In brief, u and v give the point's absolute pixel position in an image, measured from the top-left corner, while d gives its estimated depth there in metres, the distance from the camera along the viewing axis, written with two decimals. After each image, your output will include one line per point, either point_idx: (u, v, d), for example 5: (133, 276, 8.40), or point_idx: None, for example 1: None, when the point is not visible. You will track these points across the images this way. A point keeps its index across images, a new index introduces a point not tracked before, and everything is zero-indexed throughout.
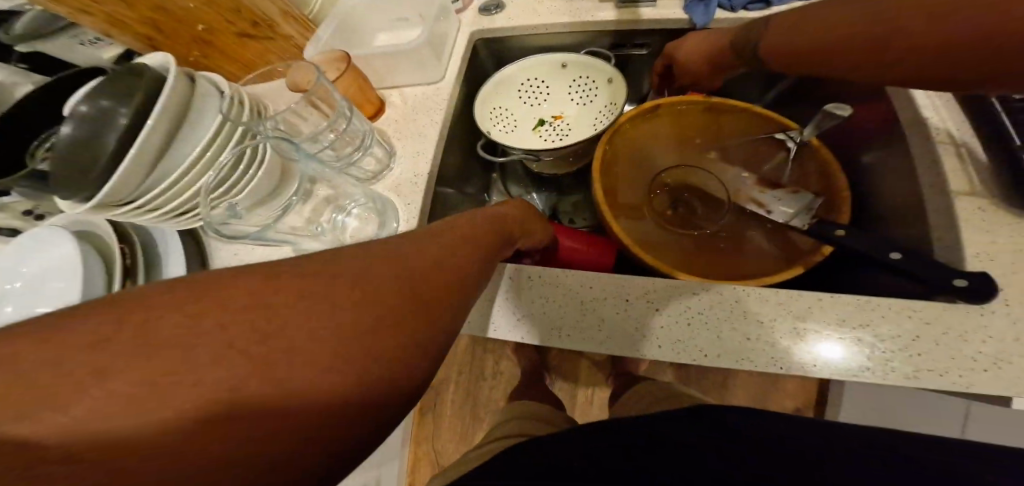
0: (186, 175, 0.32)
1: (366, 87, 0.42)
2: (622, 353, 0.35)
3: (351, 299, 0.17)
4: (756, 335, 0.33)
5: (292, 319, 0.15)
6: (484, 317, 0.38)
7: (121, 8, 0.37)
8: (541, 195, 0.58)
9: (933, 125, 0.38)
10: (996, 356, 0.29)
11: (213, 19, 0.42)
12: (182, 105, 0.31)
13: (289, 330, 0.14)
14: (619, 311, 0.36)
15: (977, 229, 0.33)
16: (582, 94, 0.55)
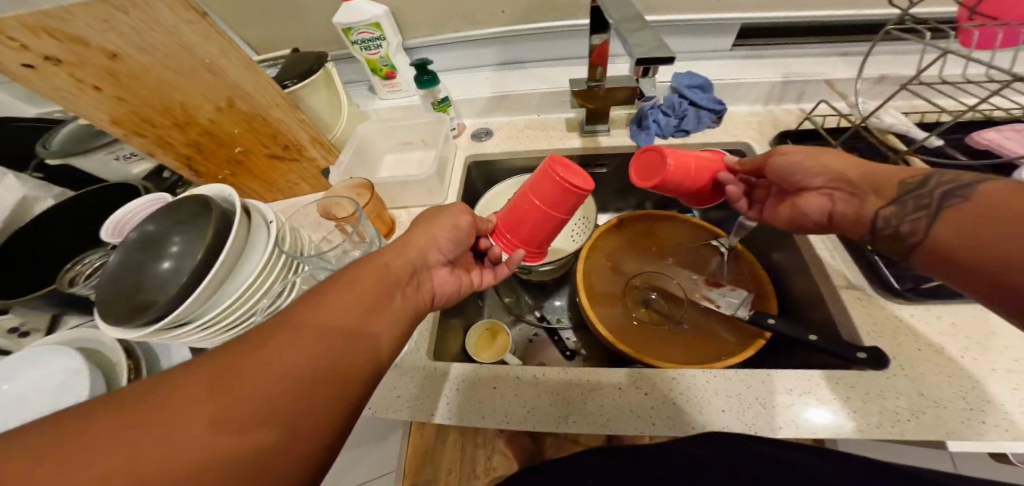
0: (240, 301, 0.38)
1: (383, 212, 0.53)
2: (619, 430, 0.41)
3: (302, 374, 0.23)
4: (727, 406, 0.40)
5: (224, 406, 0.20)
6: (498, 412, 0.43)
7: (172, 132, 0.49)
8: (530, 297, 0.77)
9: (813, 233, 0.52)
10: (912, 407, 0.37)
11: (250, 143, 0.54)
12: (244, 240, 0.38)
13: (221, 413, 0.19)
14: (611, 393, 0.42)
15: (858, 307, 0.45)
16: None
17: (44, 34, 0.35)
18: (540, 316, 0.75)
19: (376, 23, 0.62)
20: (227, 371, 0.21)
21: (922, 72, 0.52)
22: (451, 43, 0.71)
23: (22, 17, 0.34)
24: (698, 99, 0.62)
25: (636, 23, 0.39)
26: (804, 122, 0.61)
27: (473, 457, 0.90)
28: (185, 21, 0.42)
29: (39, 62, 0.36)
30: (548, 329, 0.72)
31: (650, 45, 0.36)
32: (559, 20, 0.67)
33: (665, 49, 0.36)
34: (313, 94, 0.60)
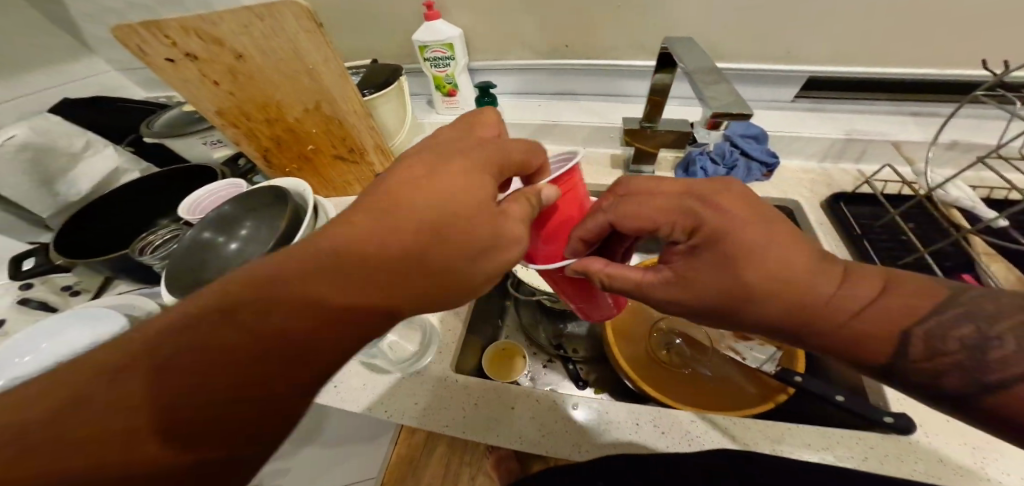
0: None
1: None
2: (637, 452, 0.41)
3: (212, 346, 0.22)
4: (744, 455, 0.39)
5: (156, 382, 0.21)
6: (513, 431, 0.44)
7: (263, 125, 0.57)
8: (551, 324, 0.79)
9: None
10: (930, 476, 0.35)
11: (321, 143, 0.61)
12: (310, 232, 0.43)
13: (139, 389, 0.21)
14: (628, 425, 0.43)
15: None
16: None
17: (191, 35, 0.44)
18: (559, 341, 0.76)
19: (449, 44, 0.68)
20: (173, 350, 0.22)
21: (999, 145, 0.49)
22: (512, 69, 0.76)
23: (178, 21, 0.42)
24: (749, 150, 0.63)
25: (711, 73, 0.38)
26: (862, 184, 0.60)
27: (458, 475, 0.85)
28: (302, 31, 0.45)
29: (181, 57, 0.45)
30: (564, 358, 0.73)
31: (727, 99, 0.35)
32: (617, 58, 0.70)
33: (741, 106, 0.35)
34: (384, 107, 0.66)
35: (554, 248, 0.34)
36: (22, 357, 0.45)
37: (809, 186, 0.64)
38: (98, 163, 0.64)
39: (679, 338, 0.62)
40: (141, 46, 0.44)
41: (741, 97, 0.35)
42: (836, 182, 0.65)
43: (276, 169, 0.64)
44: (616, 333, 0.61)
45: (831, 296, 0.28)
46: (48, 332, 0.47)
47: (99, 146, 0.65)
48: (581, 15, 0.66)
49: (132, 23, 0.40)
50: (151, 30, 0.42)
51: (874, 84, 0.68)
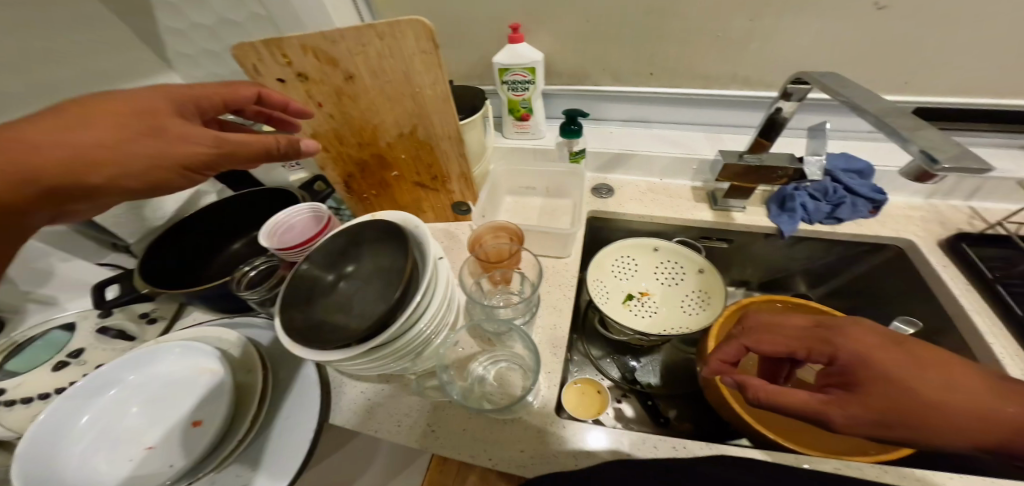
0: (417, 328, 0.40)
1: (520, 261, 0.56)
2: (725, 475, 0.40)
3: (929, 388, 0.27)
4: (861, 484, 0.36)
5: (926, 385, 0.27)
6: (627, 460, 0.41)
7: (353, 149, 0.54)
8: (618, 359, 0.71)
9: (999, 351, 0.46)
10: None
11: (405, 171, 0.59)
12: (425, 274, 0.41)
13: (920, 384, 0.27)
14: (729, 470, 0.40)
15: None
16: (670, 279, 0.69)
17: (308, 53, 0.42)
18: (631, 378, 0.68)
19: (532, 68, 0.66)
20: (906, 385, 0.27)
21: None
22: (588, 94, 0.74)
23: (300, 39, 0.41)
24: (855, 186, 0.59)
25: (907, 119, 0.34)
26: (992, 227, 0.55)
27: None
28: (419, 53, 0.43)
29: (291, 76, 0.43)
30: (640, 393, 0.65)
31: (950, 149, 0.30)
32: (706, 87, 0.67)
33: (970, 156, 0.29)
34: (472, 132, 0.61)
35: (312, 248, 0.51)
36: (111, 390, 0.48)
37: (921, 224, 0.60)
38: None
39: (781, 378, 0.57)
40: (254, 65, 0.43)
41: (963, 146, 0.30)
42: (953, 223, 0.60)
43: (355, 193, 0.62)
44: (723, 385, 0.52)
45: (981, 411, 0.26)
46: (136, 361, 0.50)
47: None
48: (674, 46, 0.63)
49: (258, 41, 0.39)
50: (271, 47, 0.40)
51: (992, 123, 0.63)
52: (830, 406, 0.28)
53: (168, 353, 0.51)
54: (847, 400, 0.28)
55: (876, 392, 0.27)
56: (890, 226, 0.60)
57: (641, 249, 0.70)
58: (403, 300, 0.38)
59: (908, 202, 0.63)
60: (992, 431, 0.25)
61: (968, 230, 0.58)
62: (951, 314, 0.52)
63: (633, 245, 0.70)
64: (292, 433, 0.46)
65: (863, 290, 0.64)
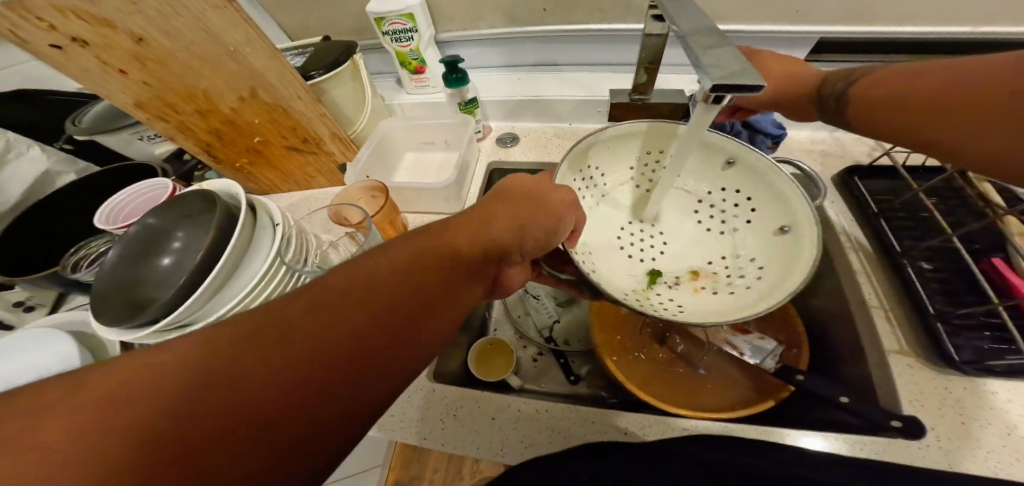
0: (244, 302, 0.36)
1: (395, 220, 0.52)
2: (567, 425, 0.41)
3: (935, 102, 0.29)
4: (691, 425, 0.41)
5: (926, 109, 0.29)
6: (479, 426, 0.42)
7: (193, 118, 0.47)
8: (537, 318, 0.64)
9: (864, 278, 0.47)
10: None
11: (269, 134, 0.54)
12: (246, 242, 0.36)
13: (923, 107, 0.29)
14: (577, 424, 0.40)
15: (902, 377, 0.40)
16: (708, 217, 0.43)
17: (72, 15, 0.34)
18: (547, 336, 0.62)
19: (409, 14, 0.60)
20: (912, 111, 0.30)
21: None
22: (488, 37, 0.69)
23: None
24: (753, 121, 0.57)
25: (712, 38, 0.34)
26: (882, 156, 0.53)
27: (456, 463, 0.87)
28: (209, 5, 0.40)
29: (66, 42, 0.35)
30: (554, 352, 0.60)
31: (733, 67, 0.30)
32: (605, 20, 0.63)
33: (748, 73, 0.30)
34: (338, 86, 0.59)
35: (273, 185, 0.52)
36: None
37: (819, 158, 0.58)
38: (26, 167, 0.58)
39: (678, 334, 0.56)
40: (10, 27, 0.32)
41: (748, 62, 0.30)
42: (853, 151, 0.59)
43: (224, 165, 0.55)
44: (608, 345, 0.53)
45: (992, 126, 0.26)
46: None
47: (22, 150, 0.59)
48: None
49: None
50: (13, 10, 0.31)
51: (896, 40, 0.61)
52: (855, 120, 0.35)
53: (21, 342, 0.46)
54: (870, 114, 0.34)
55: (890, 107, 0.32)
56: (790, 159, 0.58)
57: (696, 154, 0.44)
58: (210, 270, 0.34)
59: (811, 134, 0.61)
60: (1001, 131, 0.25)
61: (864, 158, 0.57)
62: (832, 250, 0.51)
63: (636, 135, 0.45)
64: None
65: None
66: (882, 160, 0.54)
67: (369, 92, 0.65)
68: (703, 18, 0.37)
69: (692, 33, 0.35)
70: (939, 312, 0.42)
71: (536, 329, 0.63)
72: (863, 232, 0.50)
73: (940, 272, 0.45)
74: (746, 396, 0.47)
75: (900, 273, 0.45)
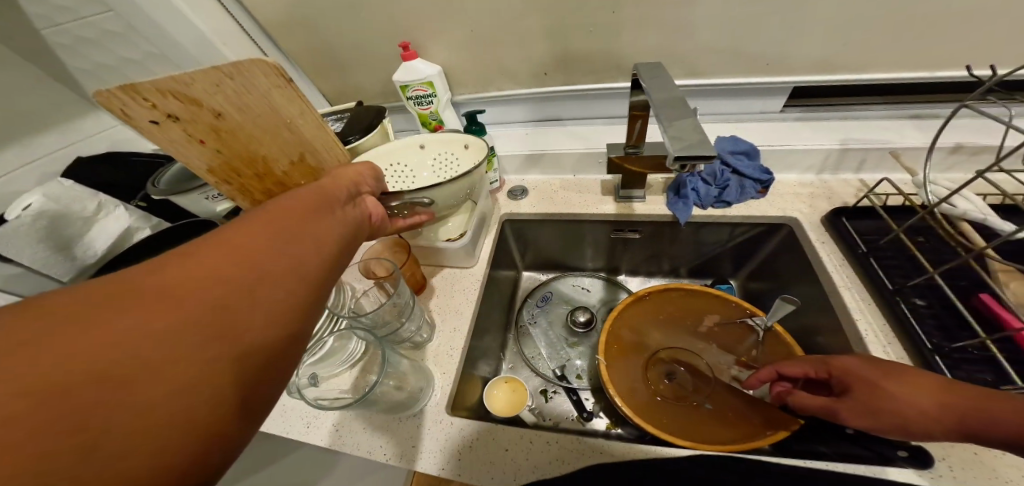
0: None
1: (416, 271, 0.57)
2: (577, 453, 0.43)
3: None
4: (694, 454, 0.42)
5: None
6: (505, 464, 0.43)
7: (252, 181, 0.55)
8: (551, 355, 0.68)
9: (853, 310, 0.49)
10: None
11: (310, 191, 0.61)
12: None
13: None
14: (585, 456, 0.43)
15: None
16: (401, 180, 0.68)
17: (169, 95, 0.43)
18: (560, 374, 0.65)
19: (429, 82, 0.69)
20: None
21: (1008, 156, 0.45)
22: (498, 99, 0.79)
23: (156, 83, 0.41)
24: (742, 168, 0.62)
25: (676, 110, 0.39)
26: (863, 198, 0.58)
27: None
28: (273, 85, 0.49)
29: (162, 118, 0.44)
30: (568, 389, 0.63)
31: (692, 138, 0.35)
32: (600, 83, 0.72)
33: (707, 143, 0.35)
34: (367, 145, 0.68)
35: None
36: None
37: (808, 200, 0.62)
38: (111, 224, 0.67)
39: (683, 367, 0.59)
40: (121, 108, 0.41)
41: (705, 133, 0.36)
42: (839, 192, 0.63)
43: None
44: (614, 383, 0.56)
45: None
46: None
47: (110, 209, 0.67)
48: (560, 48, 0.68)
49: (114, 88, 0.38)
50: (128, 93, 0.40)
51: (869, 90, 0.67)
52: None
53: None
54: None
55: None
56: (779, 200, 0.63)
57: (454, 139, 0.67)
58: None
59: (801, 177, 0.66)
60: None
61: (847, 199, 0.61)
62: (825, 289, 0.53)
63: (457, 139, 0.67)
64: None
65: (767, 272, 0.66)
66: (864, 203, 0.58)
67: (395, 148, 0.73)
68: (674, 88, 0.43)
69: (662, 104, 0.41)
70: (935, 347, 0.43)
71: (549, 366, 0.66)
72: (853, 269, 0.52)
73: (932, 307, 0.46)
74: (755, 431, 0.48)
75: (892, 307, 0.47)
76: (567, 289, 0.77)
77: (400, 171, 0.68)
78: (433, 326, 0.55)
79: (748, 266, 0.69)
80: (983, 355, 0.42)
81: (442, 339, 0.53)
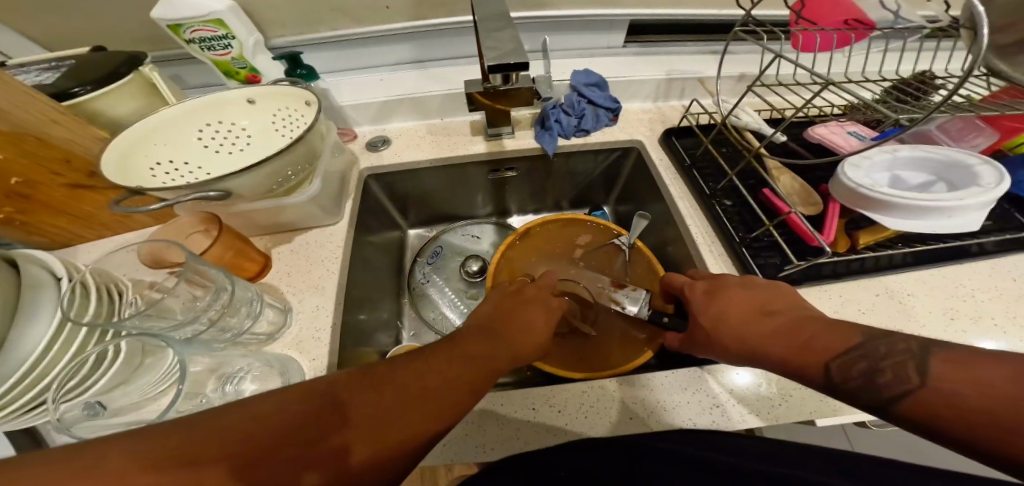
0: (30, 370, 0.29)
1: (245, 250, 0.45)
2: (486, 421, 0.40)
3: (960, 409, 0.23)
4: (592, 388, 0.43)
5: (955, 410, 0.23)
6: None
7: None
8: (450, 311, 0.65)
9: (688, 217, 0.57)
10: (774, 389, 0.41)
11: (33, 172, 0.40)
12: (8, 313, 0.29)
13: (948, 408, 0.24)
14: (492, 424, 0.40)
15: None
16: (227, 144, 0.47)
17: None
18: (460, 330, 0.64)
19: (218, 20, 0.50)
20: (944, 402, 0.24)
21: (763, 74, 0.53)
22: (330, 38, 0.65)
23: None
24: (594, 98, 0.65)
25: (500, 23, 0.36)
26: (684, 119, 0.67)
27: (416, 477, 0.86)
28: None
29: None
30: None
31: (507, 47, 0.33)
32: (446, 15, 0.65)
33: (523, 53, 0.33)
34: (116, 98, 0.45)
35: (57, 214, 0.45)
36: None
37: (648, 125, 0.69)
38: None
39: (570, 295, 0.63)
40: None
41: (522, 43, 0.34)
42: (671, 115, 0.72)
43: None
44: None
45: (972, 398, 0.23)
46: None
47: None
48: None
49: None
50: None
51: (684, 25, 0.76)
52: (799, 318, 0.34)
53: None
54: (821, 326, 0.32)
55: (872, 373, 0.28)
56: (626, 127, 0.69)
57: (286, 95, 0.47)
58: None
59: (643, 105, 0.73)
60: (955, 412, 0.23)
61: (676, 120, 0.70)
62: (668, 203, 0.61)
63: (293, 94, 0.47)
64: None
65: (627, 195, 0.73)
66: (686, 124, 0.68)
67: (167, 91, 0.50)
68: (496, 2, 0.39)
69: (484, 18, 0.37)
70: (741, 239, 0.52)
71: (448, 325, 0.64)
72: (682, 181, 0.61)
73: (736, 205, 0.57)
74: (637, 344, 0.55)
75: (711, 211, 0.56)
76: (457, 240, 0.74)
77: (228, 131, 0.47)
78: (293, 315, 0.44)
79: (613, 191, 0.76)
80: (773, 241, 0.52)
81: (304, 326, 0.43)
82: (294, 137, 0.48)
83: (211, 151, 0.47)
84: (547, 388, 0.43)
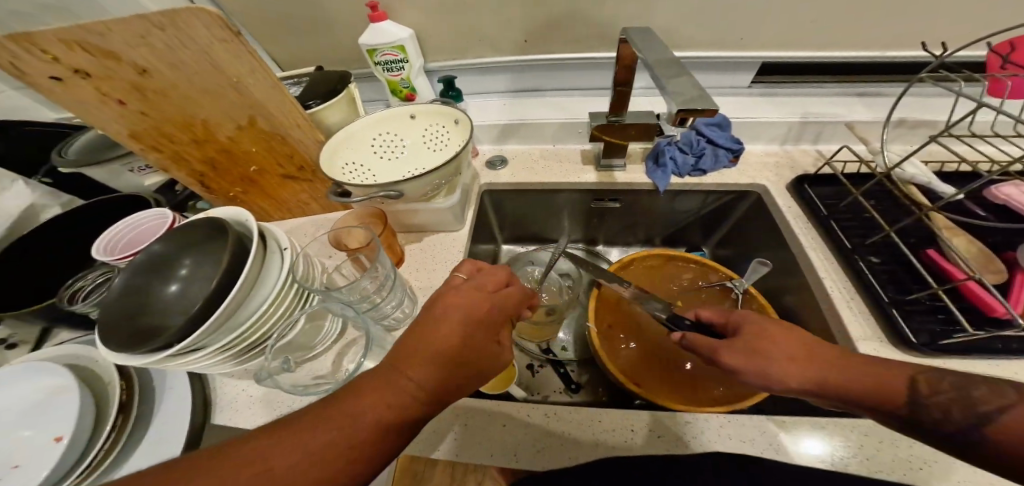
0: (262, 315, 0.37)
1: (393, 243, 0.53)
2: (581, 434, 0.40)
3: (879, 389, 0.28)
4: (696, 420, 0.40)
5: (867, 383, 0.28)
6: (516, 444, 0.40)
7: (193, 148, 0.48)
8: None
9: (819, 270, 0.52)
10: (922, 456, 0.36)
11: (266, 163, 0.53)
12: (258, 271, 0.37)
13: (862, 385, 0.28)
14: (589, 441, 0.39)
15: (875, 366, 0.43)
16: (390, 151, 0.57)
17: (77, 47, 0.35)
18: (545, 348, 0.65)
19: (401, 46, 0.62)
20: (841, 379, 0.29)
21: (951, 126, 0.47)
22: (470, 67, 0.74)
23: (56, 31, 0.33)
24: (715, 137, 0.64)
25: (673, 70, 0.39)
26: (824, 166, 0.62)
27: None
28: (215, 41, 0.40)
29: (68, 74, 0.36)
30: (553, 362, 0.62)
31: (691, 93, 0.35)
32: (577, 51, 0.70)
33: (707, 99, 0.35)
34: (333, 109, 0.57)
35: (262, 196, 0.58)
36: None
37: (774, 170, 0.65)
38: None
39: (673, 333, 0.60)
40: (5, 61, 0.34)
41: (705, 89, 0.35)
42: (801, 161, 0.66)
43: (218, 195, 0.55)
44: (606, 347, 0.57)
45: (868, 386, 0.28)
46: None
47: None
48: (535, 10, 0.64)
49: None
50: (18, 43, 0.33)
51: (822, 68, 0.71)
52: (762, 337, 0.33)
53: None
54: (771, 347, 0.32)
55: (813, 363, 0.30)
56: (747, 169, 0.66)
57: (443, 114, 0.55)
58: (232, 288, 0.34)
59: (767, 148, 0.69)
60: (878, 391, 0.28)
61: (808, 167, 0.65)
62: (794, 252, 0.56)
63: (451, 115, 0.54)
64: (174, 434, 0.43)
65: (737, 239, 0.69)
66: (823, 172, 0.62)
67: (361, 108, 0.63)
68: (665, 51, 0.42)
69: (655, 63, 0.40)
70: (891, 301, 0.46)
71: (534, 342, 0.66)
72: (815, 231, 0.56)
73: (886, 264, 0.50)
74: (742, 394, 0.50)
75: (853, 267, 0.50)
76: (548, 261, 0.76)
77: (394, 140, 0.57)
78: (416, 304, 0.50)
79: (718, 234, 0.72)
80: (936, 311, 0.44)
81: None
82: (444, 152, 0.55)
83: (381, 156, 0.56)
84: (648, 413, 0.41)
